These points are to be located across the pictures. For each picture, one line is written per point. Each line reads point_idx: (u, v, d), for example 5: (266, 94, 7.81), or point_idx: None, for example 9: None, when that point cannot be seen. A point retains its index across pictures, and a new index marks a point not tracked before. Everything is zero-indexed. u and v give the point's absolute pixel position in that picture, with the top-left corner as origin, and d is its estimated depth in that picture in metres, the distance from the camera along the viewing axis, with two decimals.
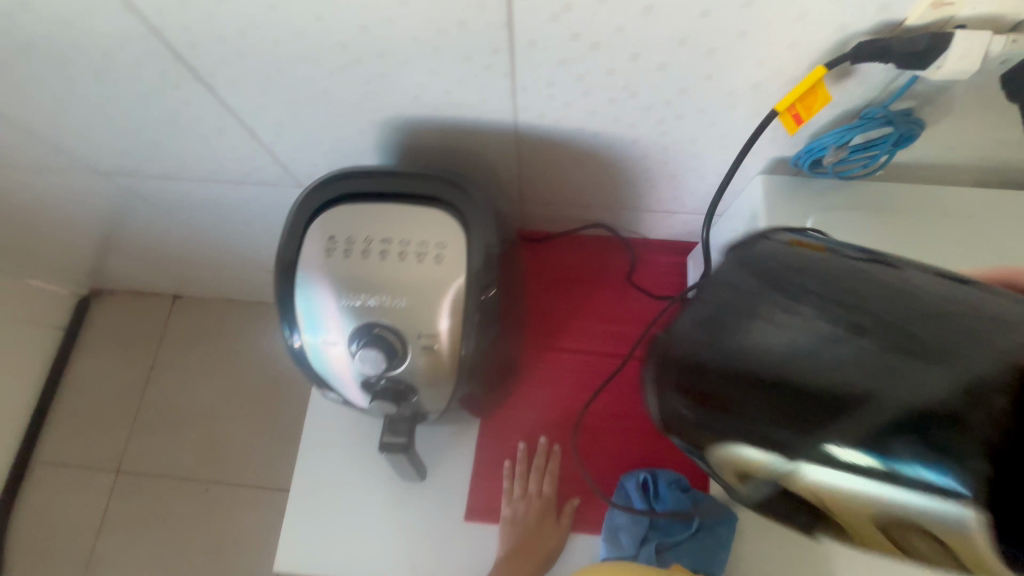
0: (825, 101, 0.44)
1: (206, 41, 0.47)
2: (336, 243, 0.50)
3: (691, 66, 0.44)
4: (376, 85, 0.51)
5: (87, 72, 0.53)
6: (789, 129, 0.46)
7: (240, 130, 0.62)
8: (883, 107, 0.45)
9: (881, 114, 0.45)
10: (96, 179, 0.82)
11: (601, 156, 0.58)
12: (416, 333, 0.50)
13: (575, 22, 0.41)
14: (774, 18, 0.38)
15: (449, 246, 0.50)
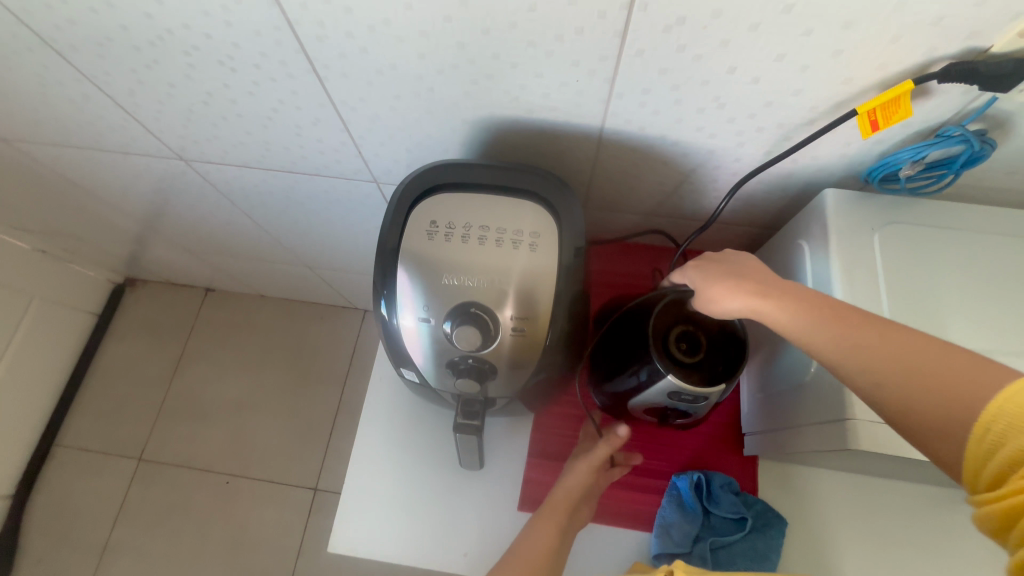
0: (905, 114, 0.46)
1: (333, 36, 0.51)
2: (436, 228, 0.54)
3: (783, 81, 0.48)
4: (480, 85, 0.55)
5: (210, 60, 0.58)
6: (864, 133, 0.47)
7: (335, 123, 0.66)
8: (960, 127, 0.48)
9: (959, 133, 0.48)
10: (175, 165, 0.86)
11: (675, 164, 0.62)
12: (508, 315, 0.53)
13: (684, 34, 0.45)
14: (870, 40, 0.42)
15: (542, 236, 0.54)
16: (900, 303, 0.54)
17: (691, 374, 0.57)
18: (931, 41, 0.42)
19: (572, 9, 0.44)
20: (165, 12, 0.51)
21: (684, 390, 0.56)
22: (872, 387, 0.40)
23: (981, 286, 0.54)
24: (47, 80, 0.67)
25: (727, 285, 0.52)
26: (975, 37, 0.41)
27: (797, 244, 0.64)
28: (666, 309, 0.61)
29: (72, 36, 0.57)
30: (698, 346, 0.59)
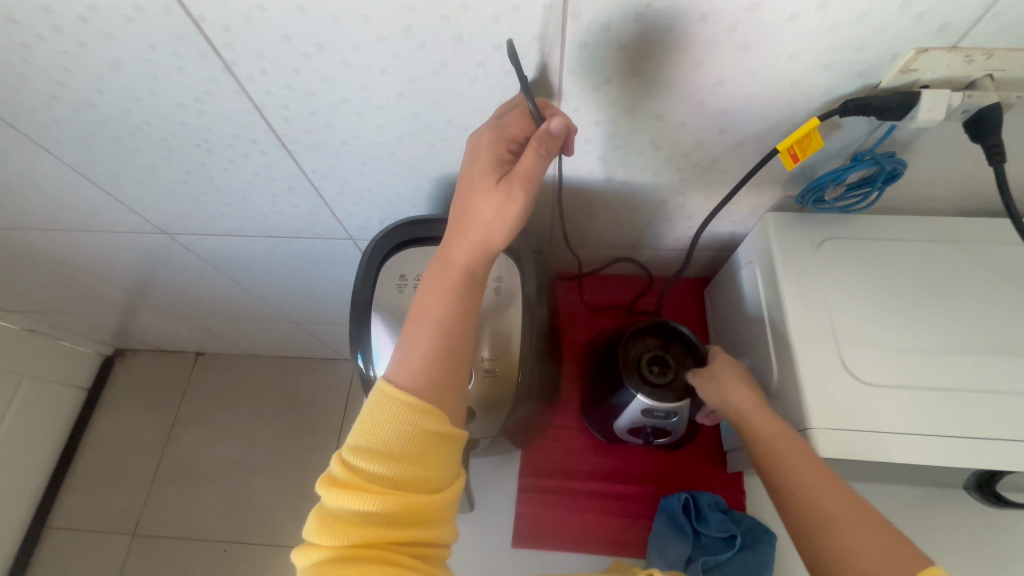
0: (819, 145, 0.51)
1: (298, 115, 0.56)
2: (406, 280, 0.57)
3: (708, 123, 0.53)
4: (437, 147, 0.60)
5: (187, 143, 0.62)
6: (787, 166, 0.51)
7: (307, 190, 0.71)
8: (870, 151, 0.54)
9: (869, 156, 0.53)
10: (159, 238, 0.90)
11: (627, 200, 0.67)
12: (479, 358, 0.57)
13: (612, 92, 0.50)
14: (775, 84, 0.48)
15: (506, 280, 0.58)
16: (845, 312, 0.57)
17: (664, 393, 0.63)
18: (827, 81, 0.47)
19: (509, 79, 0.49)
20: (143, 106, 0.56)
21: (654, 408, 0.63)
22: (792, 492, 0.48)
23: (918, 290, 0.58)
24: (34, 172, 0.71)
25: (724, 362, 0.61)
26: (864, 75, 0.46)
27: (748, 265, 0.68)
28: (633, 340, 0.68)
29: (57, 133, 0.62)
30: (668, 367, 0.66)
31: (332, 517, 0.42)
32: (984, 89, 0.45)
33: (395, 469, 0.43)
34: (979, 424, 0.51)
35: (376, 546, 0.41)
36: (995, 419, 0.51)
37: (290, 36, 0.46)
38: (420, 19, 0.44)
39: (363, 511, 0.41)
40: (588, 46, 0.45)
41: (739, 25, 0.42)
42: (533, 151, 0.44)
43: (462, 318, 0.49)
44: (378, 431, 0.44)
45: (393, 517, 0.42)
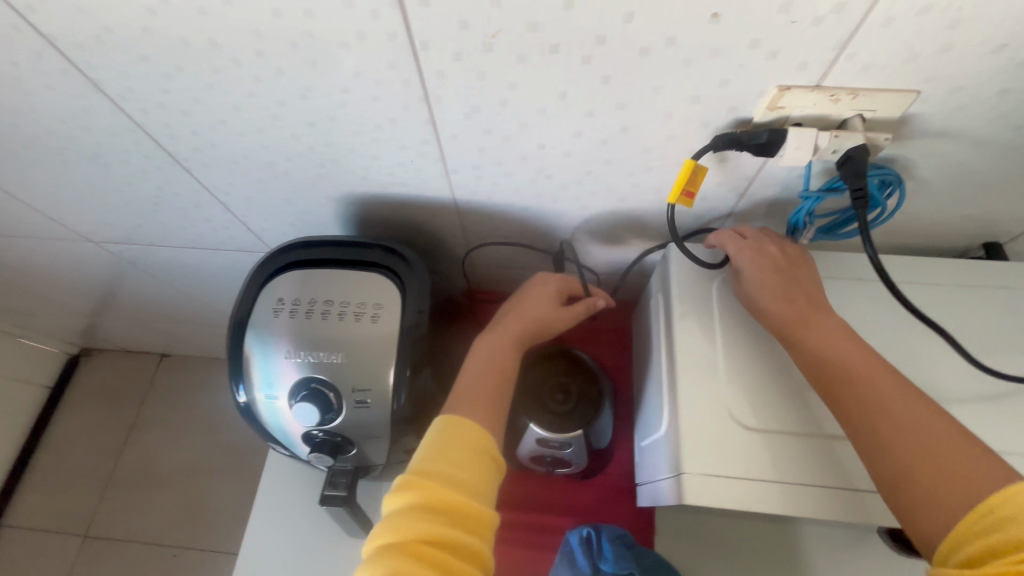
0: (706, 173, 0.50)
1: (182, 134, 0.55)
2: (283, 304, 0.56)
3: (590, 153, 0.52)
4: (328, 168, 0.59)
5: (82, 156, 0.61)
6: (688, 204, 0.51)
7: (216, 204, 0.70)
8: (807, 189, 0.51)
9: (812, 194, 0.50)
10: (88, 246, 0.89)
11: (534, 221, 0.66)
12: (350, 387, 0.54)
13: (485, 120, 0.49)
14: (646, 117, 0.46)
15: (385, 305, 0.55)
16: (737, 350, 0.56)
17: (562, 425, 0.62)
18: (699, 115, 0.45)
19: (378, 104, 0.48)
20: (27, 119, 0.55)
21: (550, 438, 0.62)
22: (872, 454, 0.41)
23: None
24: None
25: (750, 255, 0.54)
26: (734, 111, 0.44)
27: (654, 293, 0.66)
28: (538, 366, 0.66)
29: None
30: (570, 396, 0.64)
31: (397, 517, 0.42)
32: (853, 129, 0.43)
33: (462, 476, 0.45)
34: (857, 474, 0.49)
35: (435, 549, 0.41)
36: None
37: (147, 57, 0.45)
38: (270, 44, 0.43)
39: (433, 513, 0.42)
40: (446, 75, 0.44)
41: (593, 58, 0.41)
42: (587, 300, 0.62)
43: (507, 379, 0.55)
44: (453, 444, 0.47)
45: (455, 523, 0.42)
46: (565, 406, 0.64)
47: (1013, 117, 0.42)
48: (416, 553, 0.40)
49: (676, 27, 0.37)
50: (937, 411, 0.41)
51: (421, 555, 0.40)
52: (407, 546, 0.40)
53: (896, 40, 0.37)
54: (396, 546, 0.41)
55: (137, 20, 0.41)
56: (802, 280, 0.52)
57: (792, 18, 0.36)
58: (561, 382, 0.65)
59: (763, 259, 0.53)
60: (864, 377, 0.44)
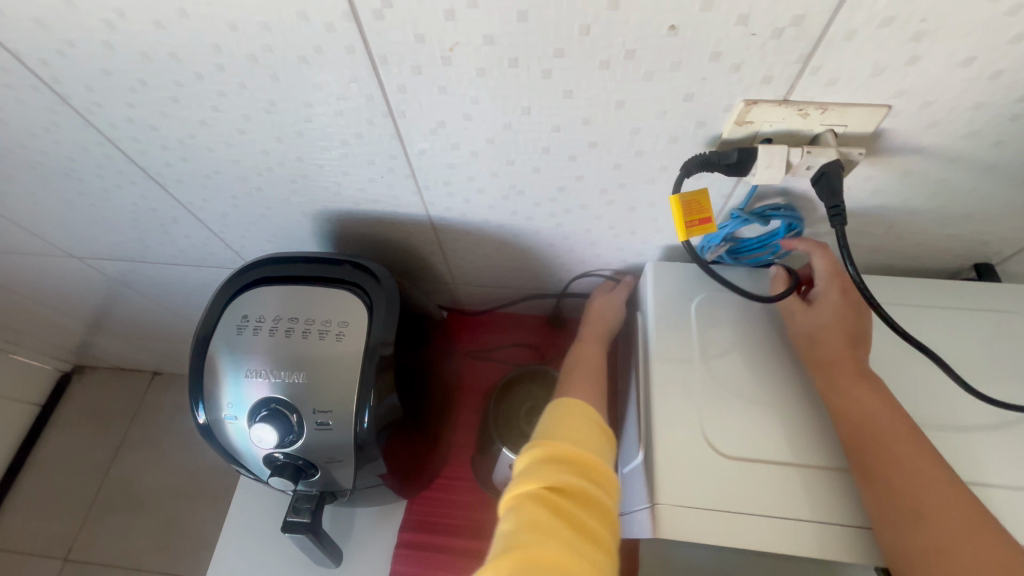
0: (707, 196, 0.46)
1: (153, 149, 0.55)
2: (247, 321, 0.55)
3: (561, 170, 0.51)
4: (300, 184, 0.58)
5: (58, 171, 0.61)
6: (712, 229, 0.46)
7: (193, 220, 0.70)
8: (740, 210, 0.51)
9: (741, 216, 0.51)
10: (72, 262, 0.89)
11: (510, 238, 0.65)
12: (310, 408, 0.52)
13: (451, 135, 0.48)
14: (612, 133, 0.45)
15: (351, 323, 0.54)
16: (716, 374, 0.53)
17: None
18: (666, 131, 0.44)
19: (343, 120, 0.47)
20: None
21: None
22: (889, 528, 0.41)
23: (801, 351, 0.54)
24: None
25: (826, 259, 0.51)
26: (703, 125, 0.43)
27: (632, 314, 0.65)
28: None
29: None
30: None
31: (531, 469, 0.42)
32: (826, 145, 0.42)
33: (589, 439, 0.45)
34: (843, 508, 0.46)
35: (566, 501, 0.40)
36: (861, 503, 0.47)
37: (111, 72, 0.45)
38: (230, 58, 0.42)
39: (565, 466, 0.42)
40: (408, 89, 0.43)
41: (554, 71, 0.40)
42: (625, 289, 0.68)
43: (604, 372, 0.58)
44: (577, 415, 0.47)
45: (584, 478, 0.42)
46: None
47: (990, 132, 0.41)
48: (548, 502, 0.40)
49: (634, 40, 0.37)
50: (955, 483, 0.40)
51: (553, 504, 0.39)
52: (540, 495, 0.40)
53: (860, 53, 0.35)
54: (535, 495, 0.40)
55: (97, 34, 0.41)
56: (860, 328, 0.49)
57: (751, 30, 0.35)
58: None
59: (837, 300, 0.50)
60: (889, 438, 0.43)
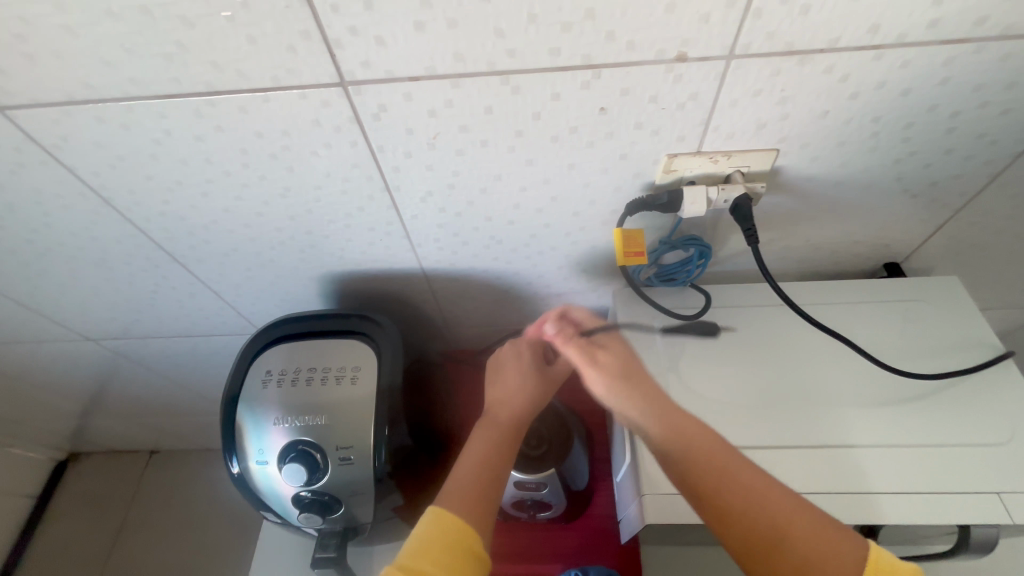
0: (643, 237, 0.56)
1: (180, 234, 0.64)
2: (270, 376, 0.62)
3: (531, 220, 0.61)
4: (308, 252, 0.67)
5: (89, 261, 0.69)
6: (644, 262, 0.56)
7: (208, 293, 0.77)
8: (667, 238, 0.62)
9: (667, 242, 0.61)
10: (87, 344, 0.95)
11: (495, 280, 0.74)
12: (334, 445, 0.59)
13: (438, 200, 0.58)
14: (569, 187, 0.56)
15: (363, 368, 0.62)
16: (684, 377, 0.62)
17: (535, 466, 0.67)
18: (612, 182, 0.55)
19: (347, 196, 0.57)
20: (42, 236, 0.64)
21: (526, 480, 0.66)
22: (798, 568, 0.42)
23: (747, 350, 0.63)
24: None
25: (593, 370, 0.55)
26: (640, 175, 0.54)
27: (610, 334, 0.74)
28: None
29: None
30: (544, 438, 0.70)
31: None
32: (736, 182, 0.53)
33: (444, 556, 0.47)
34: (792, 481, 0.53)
35: None
36: (794, 474, 0.54)
37: (153, 176, 0.55)
38: (254, 157, 0.52)
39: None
40: (400, 168, 0.53)
41: (516, 146, 0.51)
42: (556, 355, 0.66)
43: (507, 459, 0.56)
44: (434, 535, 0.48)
45: None
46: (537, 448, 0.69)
47: (860, 160, 0.53)
48: None
49: (574, 120, 0.48)
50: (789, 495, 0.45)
51: None
52: None
53: (745, 114, 0.47)
54: None
55: (146, 149, 0.51)
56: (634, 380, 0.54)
57: (661, 106, 0.46)
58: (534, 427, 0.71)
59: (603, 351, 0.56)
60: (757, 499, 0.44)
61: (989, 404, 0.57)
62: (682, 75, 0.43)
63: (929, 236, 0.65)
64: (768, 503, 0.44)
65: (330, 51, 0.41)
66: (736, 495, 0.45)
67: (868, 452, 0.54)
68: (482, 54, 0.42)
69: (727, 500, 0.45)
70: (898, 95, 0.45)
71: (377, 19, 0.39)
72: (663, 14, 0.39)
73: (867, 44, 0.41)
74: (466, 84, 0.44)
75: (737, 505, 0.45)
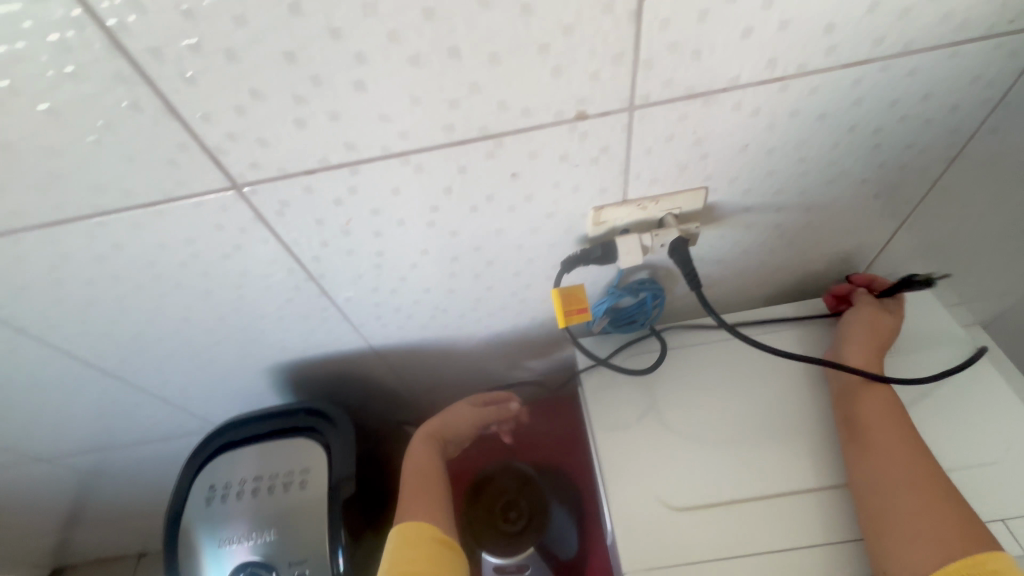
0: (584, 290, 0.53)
1: (107, 350, 0.60)
2: (214, 491, 0.58)
3: (471, 286, 0.58)
4: (247, 347, 0.63)
5: (19, 388, 0.65)
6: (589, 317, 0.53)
7: (154, 400, 0.73)
8: (614, 287, 0.60)
9: (614, 291, 0.60)
10: (41, 465, 0.89)
11: (452, 346, 0.70)
12: (286, 562, 0.54)
13: (368, 281, 0.55)
14: (501, 250, 0.53)
15: (313, 468, 0.57)
16: (656, 430, 0.58)
17: (515, 546, 0.62)
18: (544, 240, 0.52)
19: (272, 290, 0.54)
20: None
21: (506, 563, 0.61)
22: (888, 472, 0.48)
23: (712, 391, 0.60)
24: None
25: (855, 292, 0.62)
26: (572, 229, 0.51)
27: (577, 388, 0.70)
28: (485, 486, 0.68)
29: None
30: (523, 511, 0.66)
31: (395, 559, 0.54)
32: (668, 227, 0.50)
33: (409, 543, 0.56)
34: (768, 535, 0.50)
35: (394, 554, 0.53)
36: (780, 530, 0.50)
37: (61, 299, 0.51)
38: (164, 268, 0.49)
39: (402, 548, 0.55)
40: (320, 257, 0.51)
41: (435, 220, 0.48)
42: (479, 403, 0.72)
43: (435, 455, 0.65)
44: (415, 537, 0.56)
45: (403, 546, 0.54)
46: (514, 524, 0.64)
47: (794, 185, 0.51)
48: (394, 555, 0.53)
49: (488, 188, 0.46)
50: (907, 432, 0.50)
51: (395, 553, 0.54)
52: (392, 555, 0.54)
53: (664, 160, 0.45)
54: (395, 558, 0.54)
55: (47, 275, 0.48)
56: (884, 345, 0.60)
57: (575, 163, 0.44)
58: (509, 501, 0.66)
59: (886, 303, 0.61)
60: (865, 420, 0.51)
61: (973, 420, 0.54)
62: (587, 132, 0.42)
63: (887, 241, 0.63)
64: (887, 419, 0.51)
65: (214, 158, 0.39)
66: (881, 404, 0.52)
67: (844, 490, 0.52)
68: (374, 140, 0.40)
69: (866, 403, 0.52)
70: (815, 120, 0.44)
71: (254, 122, 0.37)
72: (551, 78, 0.37)
73: (769, 77, 0.39)
74: (367, 170, 0.42)
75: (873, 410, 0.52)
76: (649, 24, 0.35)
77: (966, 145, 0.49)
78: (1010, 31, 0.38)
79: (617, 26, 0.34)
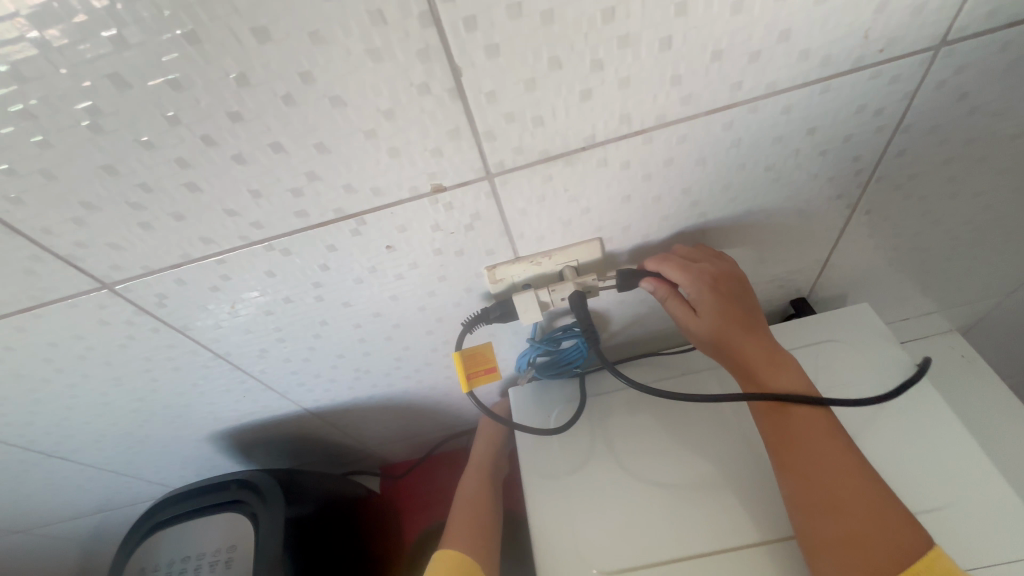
0: (489, 349, 0.51)
1: (40, 436, 0.60)
2: (146, 571, 0.59)
3: (386, 348, 0.57)
4: (180, 420, 0.63)
5: None
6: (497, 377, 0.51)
7: (106, 472, 0.74)
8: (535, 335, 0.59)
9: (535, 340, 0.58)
10: None
11: (390, 401, 0.69)
12: None
13: (277, 353, 0.54)
14: (404, 313, 0.52)
15: (239, 545, 0.58)
16: (586, 478, 0.55)
17: None
18: (446, 300, 0.51)
19: (183, 369, 0.54)
20: None
21: None
22: (825, 504, 0.41)
23: (650, 432, 0.57)
24: None
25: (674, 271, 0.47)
26: (471, 288, 0.50)
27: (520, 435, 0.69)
28: None
29: None
30: None
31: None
32: (566, 280, 0.49)
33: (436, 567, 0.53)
34: None
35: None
36: None
37: None
38: (64, 362, 0.49)
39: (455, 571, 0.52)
40: (218, 337, 0.50)
41: (323, 295, 0.47)
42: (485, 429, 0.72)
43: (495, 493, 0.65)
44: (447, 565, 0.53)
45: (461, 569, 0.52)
46: None
47: (697, 225, 0.48)
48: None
49: (367, 261, 0.44)
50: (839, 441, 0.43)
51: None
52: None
53: (543, 218, 0.43)
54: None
55: None
56: (746, 293, 0.50)
57: (451, 231, 0.43)
58: None
59: (701, 275, 0.47)
60: (790, 436, 0.44)
61: (918, 456, 0.50)
62: (451, 202, 0.40)
63: (823, 265, 0.60)
64: (815, 433, 0.44)
65: (72, 264, 0.39)
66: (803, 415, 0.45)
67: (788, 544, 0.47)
68: (228, 232, 0.39)
69: (790, 416, 0.45)
70: (695, 164, 0.41)
71: (98, 230, 0.37)
72: (391, 159, 0.36)
73: (628, 132, 0.37)
74: (233, 259, 0.41)
75: (800, 423, 0.44)
76: (475, 100, 0.33)
77: (876, 168, 0.46)
78: (882, 61, 0.35)
79: (441, 104, 0.33)
